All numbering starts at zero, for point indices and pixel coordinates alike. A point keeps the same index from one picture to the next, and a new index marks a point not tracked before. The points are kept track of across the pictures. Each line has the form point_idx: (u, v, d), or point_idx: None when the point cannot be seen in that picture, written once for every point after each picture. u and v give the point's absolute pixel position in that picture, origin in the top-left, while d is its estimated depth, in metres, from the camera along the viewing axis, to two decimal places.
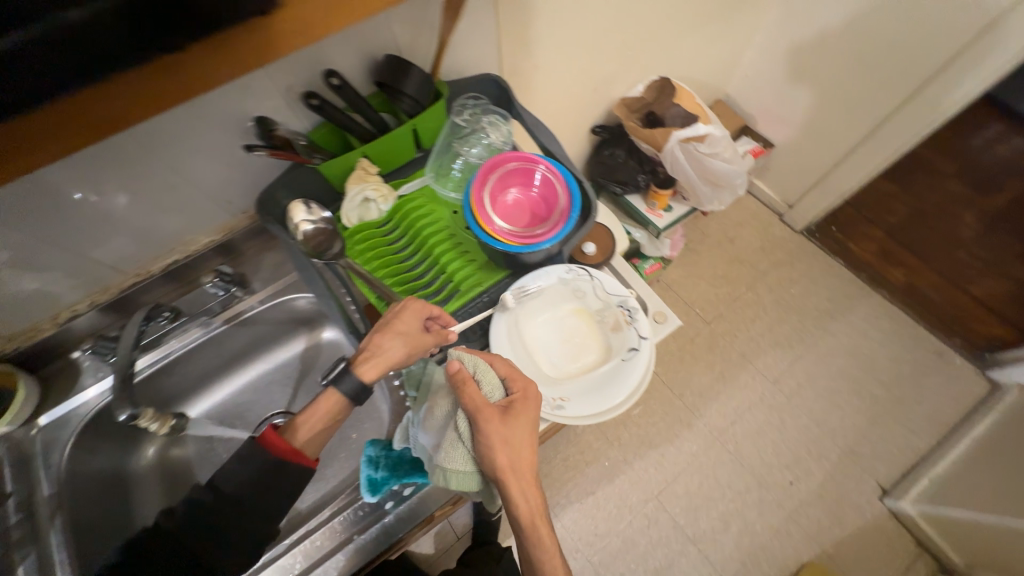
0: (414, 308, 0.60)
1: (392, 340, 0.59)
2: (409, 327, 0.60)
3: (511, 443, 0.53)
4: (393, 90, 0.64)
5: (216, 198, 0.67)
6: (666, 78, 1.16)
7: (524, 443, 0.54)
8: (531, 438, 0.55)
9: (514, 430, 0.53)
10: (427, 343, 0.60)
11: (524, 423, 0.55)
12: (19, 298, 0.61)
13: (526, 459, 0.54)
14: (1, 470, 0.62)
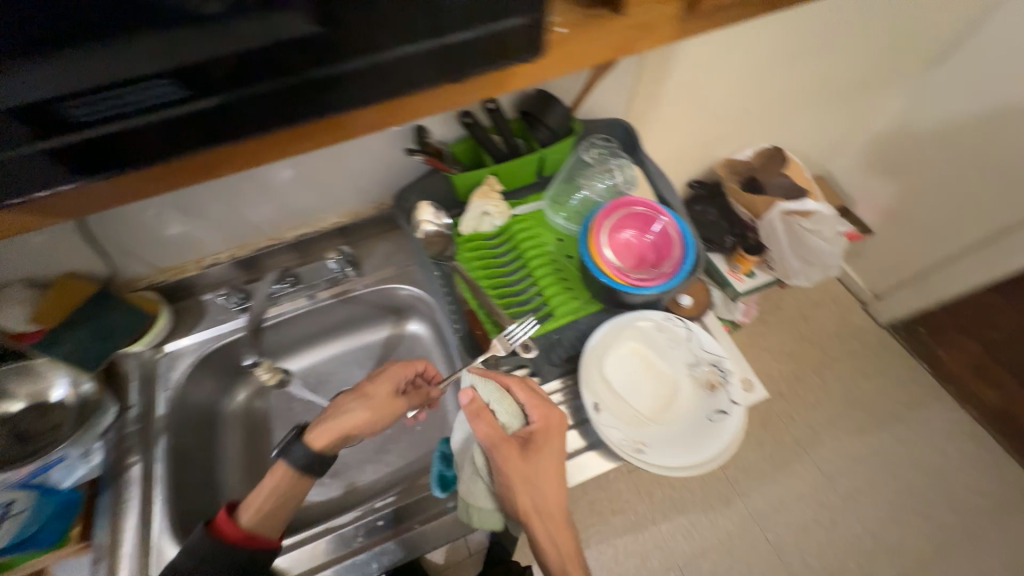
0: (384, 373, 0.67)
1: (359, 403, 0.64)
2: (375, 391, 0.65)
3: (531, 479, 0.55)
4: (534, 120, 0.71)
5: (355, 186, 0.76)
6: (777, 149, 1.16)
7: (546, 477, 0.56)
8: (554, 470, 0.57)
9: (535, 464, 0.55)
10: (393, 405, 0.66)
11: (545, 454, 0.56)
12: (184, 238, 0.72)
13: (550, 494, 0.56)
14: (130, 382, 0.70)
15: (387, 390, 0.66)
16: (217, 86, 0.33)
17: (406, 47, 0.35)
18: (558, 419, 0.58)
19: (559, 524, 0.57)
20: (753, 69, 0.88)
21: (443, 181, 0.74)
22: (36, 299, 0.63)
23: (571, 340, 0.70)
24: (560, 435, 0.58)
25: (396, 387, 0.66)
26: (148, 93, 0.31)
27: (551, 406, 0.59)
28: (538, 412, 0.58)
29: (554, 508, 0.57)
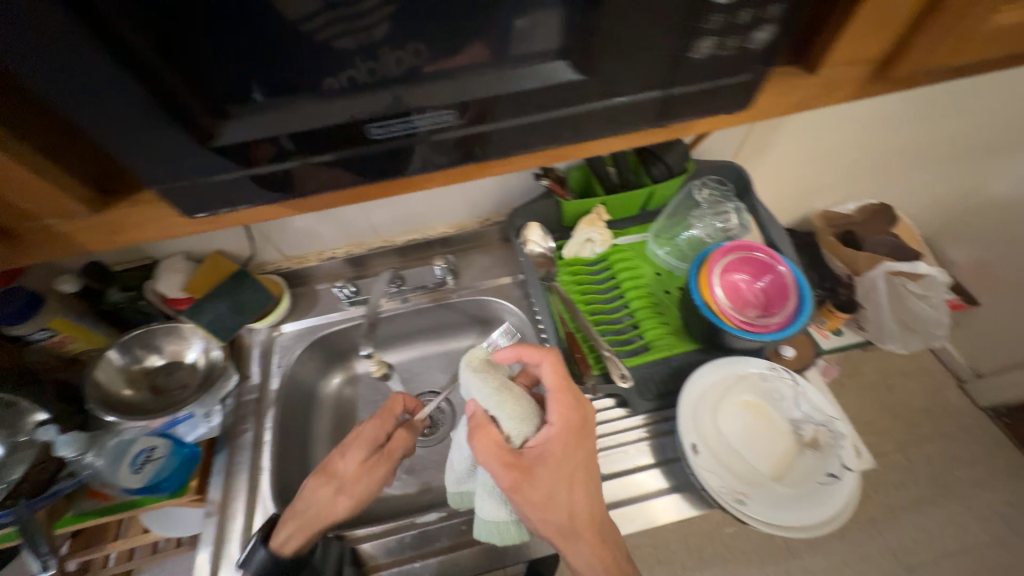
0: (349, 440, 0.63)
1: (329, 488, 0.60)
2: (344, 464, 0.61)
3: (549, 494, 0.51)
4: (652, 156, 0.73)
5: (468, 201, 0.81)
6: (885, 206, 1.10)
7: (566, 488, 0.52)
8: (575, 477, 0.53)
9: (551, 475, 0.51)
10: (371, 471, 0.61)
11: (563, 462, 0.52)
12: (312, 232, 0.79)
13: (574, 506, 0.52)
14: (253, 354, 0.78)
15: (358, 456, 0.62)
16: (490, 117, 0.35)
17: (630, 95, 0.35)
18: (578, 421, 0.54)
19: (594, 540, 0.53)
20: (869, 124, 0.87)
21: (553, 206, 0.77)
22: (192, 271, 0.73)
23: (666, 376, 0.69)
24: (582, 438, 0.54)
25: (368, 450, 0.62)
26: (435, 117, 0.34)
27: (570, 406, 0.54)
28: (556, 413, 0.54)
29: (581, 522, 0.53)
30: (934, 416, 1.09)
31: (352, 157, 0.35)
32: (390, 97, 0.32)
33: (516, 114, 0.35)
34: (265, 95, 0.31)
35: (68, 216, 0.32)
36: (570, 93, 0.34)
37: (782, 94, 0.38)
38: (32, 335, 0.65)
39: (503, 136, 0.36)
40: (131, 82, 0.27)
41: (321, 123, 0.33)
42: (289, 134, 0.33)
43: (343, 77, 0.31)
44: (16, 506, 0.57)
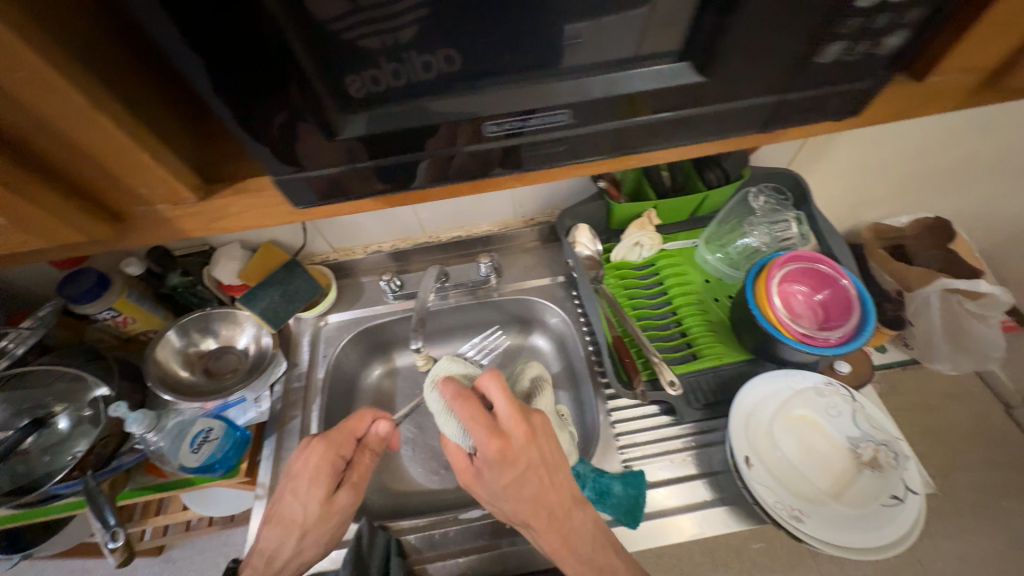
0: (301, 481, 0.60)
1: (294, 534, 0.58)
2: (306, 507, 0.59)
3: (494, 496, 0.54)
4: (709, 161, 0.72)
5: (515, 201, 0.81)
6: (942, 219, 1.03)
7: (506, 495, 0.53)
8: (515, 488, 0.53)
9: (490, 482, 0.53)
10: (335, 505, 0.60)
11: (495, 477, 0.52)
12: (361, 226, 0.80)
13: (519, 510, 0.54)
14: (301, 342, 0.80)
15: (318, 496, 0.59)
16: (603, 116, 0.34)
17: (729, 104, 0.34)
18: (497, 449, 0.50)
19: (549, 534, 0.54)
20: (949, 133, 0.81)
21: (603, 208, 0.76)
22: (247, 260, 0.75)
23: (717, 385, 0.67)
24: (507, 462, 0.51)
25: (329, 487, 0.60)
26: (549, 117, 0.33)
27: (484, 434, 0.51)
28: (479, 441, 0.51)
29: (532, 520, 0.54)
30: (979, 442, 1.05)
31: (464, 153, 0.35)
32: (513, 92, 0.31)
33: (632, 114, 0.34)
34: (389, 87, 0.30)
35: (174, 202, 0.33)
36: (685, 94, 0.33)
37: (884, 106, 0.38)
38: (99, 313, 0.67)
39: (616, 134, 0.35)
40: (268, 72, 0.27)
41: (440, 119, 0.32)
42: (408, 128, 0.32)
43: (368, 75, 0.29)
44: (85, 476, 0.60)
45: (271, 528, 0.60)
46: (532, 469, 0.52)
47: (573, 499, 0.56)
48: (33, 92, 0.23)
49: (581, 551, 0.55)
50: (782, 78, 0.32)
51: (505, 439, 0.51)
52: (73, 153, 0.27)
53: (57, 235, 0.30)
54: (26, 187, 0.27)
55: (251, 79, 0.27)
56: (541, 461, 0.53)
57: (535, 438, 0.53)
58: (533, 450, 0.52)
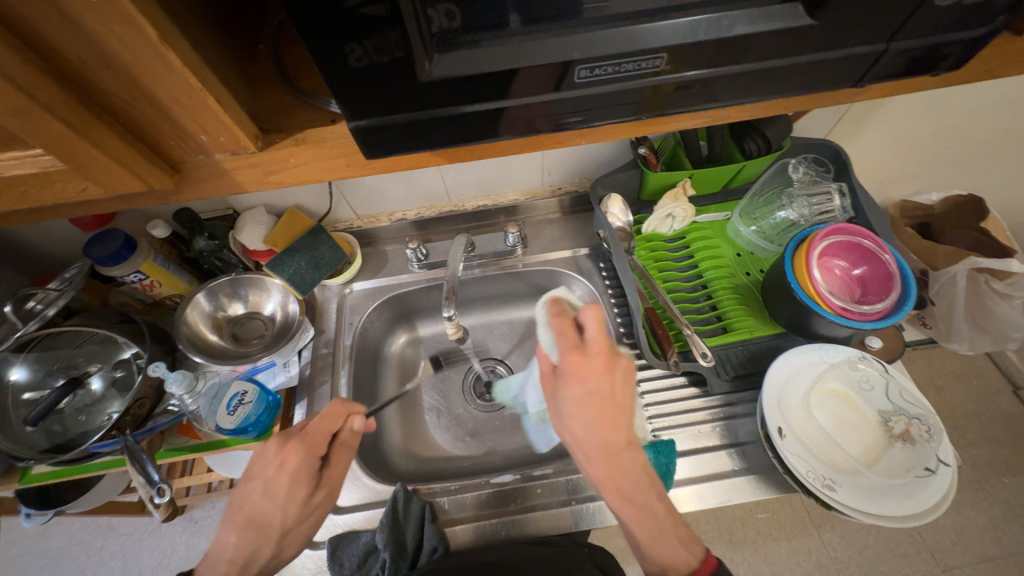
0: (277, 486, 0.55)
1: (271, 540, 0.54)
2: (285, 509, 0.55)
3: (557, 411, 0.49)
4: (750, 130, 0.67)
5: (545, 169, 0.79)
6: (974, 196, 1.01)
7: (569, 413, 0.47)
8: (576, 409, 0.46)
9: (559, 399, 0.48)
10: (316, 503, 0.58)
11: (563, 389, 0.47)
12: (386, 192, 0.78)
13: (574, 431, 0.47)
14: (328, 310, 0.80)
15: (301, 497, 0.56)
16: (697, 63, 0.32)
17: (813, 56, 0.32)
18: (573, 364, 0.47)
19: (596, 464, 0.46)
20: (1002, 103, 0.77)
21: (636, 178, 0.74)
22: (272, 224, 0.73)
23: (748, 358, 0.67)
24: (577, 379, 0.46)
25: (310, 489, 0.57)
26: (643, 61, 0.31)
27: (567, 348, 0.48)
28: (567, 349, 0.48)
29: (581, 445, 0.47)
30: (1001, 419, 1.03)
31: (540, 105, 0.33)
32: (612, 34, 0.30)
33: (727, 64, 0.32)
34: (463, 25, 0.29)
35: (231, 151, 0.32)
36: (785, 43, 0.31)
37: (981, 63, 0.37)
38: (127, 276, 0.66)
39: (707, 86, 0.33)
40: (359, 6, 0.25)
41: (530, 63, 0.30)
42: (491, 72, 0.30)
43: (443, 9, 0.28)
44: (124, 436, 0.61)
45: (239, 535, 0.53)
46: (599, 394, 0.46)
47: (629, 440, 0.47)
48: (107, 20, 0.23)
49: (624, 488, 0.46)
50: (895, 22, 0.30)
51: (584, 357, 0.47)
52: (139, 97, 0.27)
53: (118, 183, 0.30)
54: (92, 130, 0.27)
55: (343, 13, 0.25)
56: (610, 388, 0.46)
57: (615, 368, 0.47)
58: (607, 378, 0.46)
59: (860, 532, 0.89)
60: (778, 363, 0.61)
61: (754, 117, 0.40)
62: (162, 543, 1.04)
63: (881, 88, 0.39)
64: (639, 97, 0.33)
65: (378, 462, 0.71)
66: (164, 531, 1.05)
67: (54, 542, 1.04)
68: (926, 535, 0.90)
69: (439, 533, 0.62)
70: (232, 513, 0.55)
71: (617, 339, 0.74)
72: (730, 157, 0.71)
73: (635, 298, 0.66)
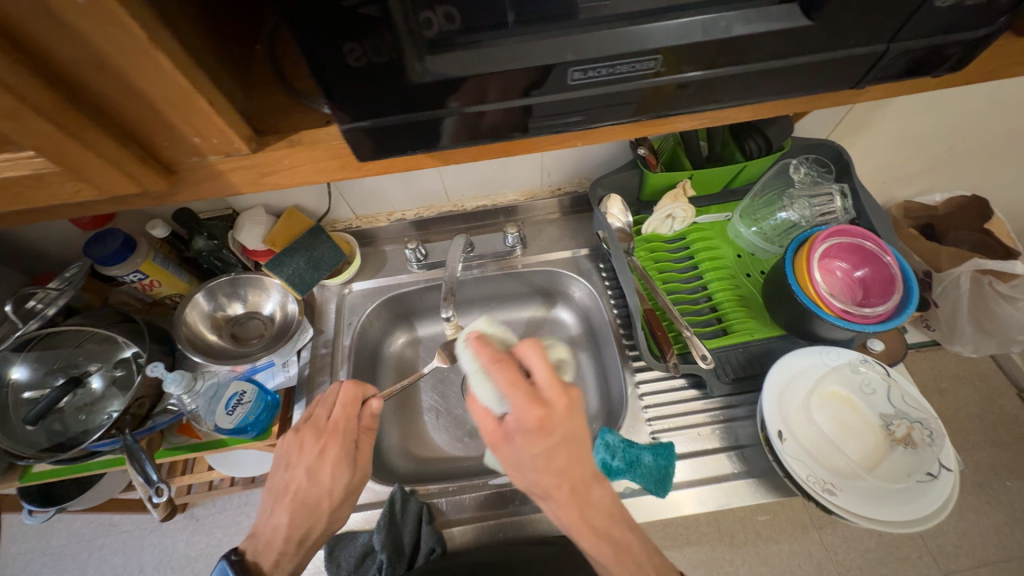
0: (320, 470, 0.56)
1: (321, 521, 0.56)
2: (329, 491, 0.56)
3: (517, 462, 0.48)
4: (751, 130, 0.66)
5: (544, 169, 0.78)
6: (978, 197, 1.00)
7: (531, 462, 0.47)
8: (544, 459, 0.47)
9: (518, 449, 0.47)
10: (355, 484, 0.59)
11: (525, 443, 0.46)
12: (385, 193, 0.78)
13: (540, 480, 0.48)
14: (327, 310, 0.80)
15: (341, 480, 0.57)
16: (695, 64, 0.31)
17: (812, 57, 0.32)
18: (536, 418, 0.45)
19: (564, 509, 0.49)
20: (1007, 103, 0.76)
21: (636, 178, 0.74)
22: (272, 224, 0.73)
23: (748, 360, 0.67)
24: (541, 432, 0.46)
25: (350, 471, 0.57)
26: (638, 64, 0.30)
27: (523, 400, 0.46)
28: (520, 403, 0.46)
29: (550, 493, 0.49)
30: (1005, 422, 1.02)
31: (536, 107, 0.33)
32: (608, 36, 0.30)
33: (725, 64, 0.32)
34: (463, 26, 0.29)
35: (224, 153, 0.32)
36: (783, 43, 0.31)
37: (982, 64, 0.37)
38: (126, 276, 0.67)
39: (705, 87, 0.33)
40: (351, 8, 0.25)
41: (525, 64, 0.30)
42: (485, 73, 0.30)
43: (442, 11, 0.28)
44: (123, 435, 0.61)
45: (288, 518, 0.55)
46: (564, 442, 0.47)
47: (595, 474, 0.50)
48: (98, 21, 0.23)
49: (598, 524, 0.50)
50: (896, 22, 0.30)
51: (546, 408, 0.46)
52: (132, 99, 0.27)
53: (111, 185, 0.30)
54: (85, 132, 0.27)
55: (336, 15, 0.25)
56: (573, 434, 0.48)
57: (574, 409, 0.48)
58: (570, 423, 0.47)
59: (862, 535, 0.88)
60: (775, 368, 0.61)
61: (753, 118, 0.40)
62: (163, 541, 1.04)
63: (882, 89, 0.39)
64: (636, 98, 0.33)
65: (376, 461, 0.71)
66: (165, 529, 1.05)
67: (56, 539, 1.05)
68: (928, 539, 0.89)
69: (437, 533, 0.62)
70: (279, 496, 0.57)
71: (616, 340, 0.74)
72: (730, 157, 0.71)
73: (634, 299, 0.66)
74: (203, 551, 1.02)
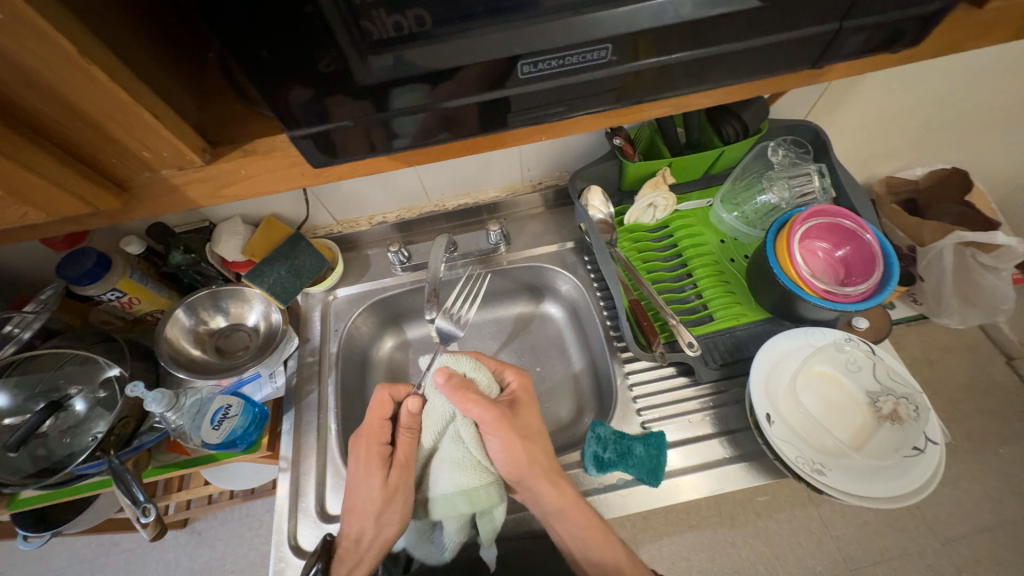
0: (359, 475, 0.60)
1: (371, 523, 0.58)
2: (379, 496, 0.59)
3: (525, 435, 0.62)
4: (727, 113, 0.65)
5: (524, 163, 0.78)
6: (958, 169, 1.00)
7: (537, 432, 0.64)
8: (535, 422, 0.65)
9: (524, 422, 0.63)
10: (394, 486, 0.60)
11: (523, 407, 0.65)
12: (363, 197, 0.77)
13: (546, 448, 0.63)
14: (313, 317, 0.79)
15: (377, 482, 0.59)
16: (649, 52, 0.31)
17: (768, 36, 0.31)
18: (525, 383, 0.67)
19: (561, 486, 0.60)
20: (982, 74, 0.76)
21: (616, 168, 0.73)
22: (249, 234, 0.72)
23: (734, 346, 0.67)
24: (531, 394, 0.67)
25: (383, 470, 0.60)
26: (588, 54, 0.30)
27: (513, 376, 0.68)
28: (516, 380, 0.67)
29: (554, 462, 0.62)
30: (995, 390, 1.03)
31: (490, 102, 0.32)
32: (557, 26, 0.29)
33: (680, 50, 0.31)
34: (434, 24, 0.27)
35: (178, 166, 0.32)
36: (736, 25, 0.30)
37: (941, 37, 0.37)
38: (103, 295, 0.65)
39: (663, 73, 0.33)
40: (290, 12, 0.24)
41: (474, 58, 0.29)
42: (434, 70, 0.29)
43: (411, 14, 0.26)
44: (108, 456, 0.60)
45: (350, 517, 0.59)
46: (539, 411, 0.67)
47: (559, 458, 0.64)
48: (20, 37, 0.22)
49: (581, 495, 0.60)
50: (845, 1, 0.30)
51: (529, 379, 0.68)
52: (70, 116, 0.27)
53: (59, 206, 0.30)
54: (25, 155, 0.27)
55: (274, 20, 0.24)
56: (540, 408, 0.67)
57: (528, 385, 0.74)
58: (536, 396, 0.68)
59: (858, 509, 0.89)
60: (760, 355, 0.61)
61: (718, 102, 0.39)
62: (167, 557, 1.04)
63: (848, 66, 0.38)
64: (593, 88, 0.33)
65: None
66: (167, 545, 1.04)
67: (58, 561, 1.04)
68: (924, 509, 0.90)
69: (432, 535, 0.63)
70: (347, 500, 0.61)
71: (604, 332, 0.74)
72: (708, 143, 0.70)
73: (619, 291, 0.65)
74: (207, 565, 1.01)
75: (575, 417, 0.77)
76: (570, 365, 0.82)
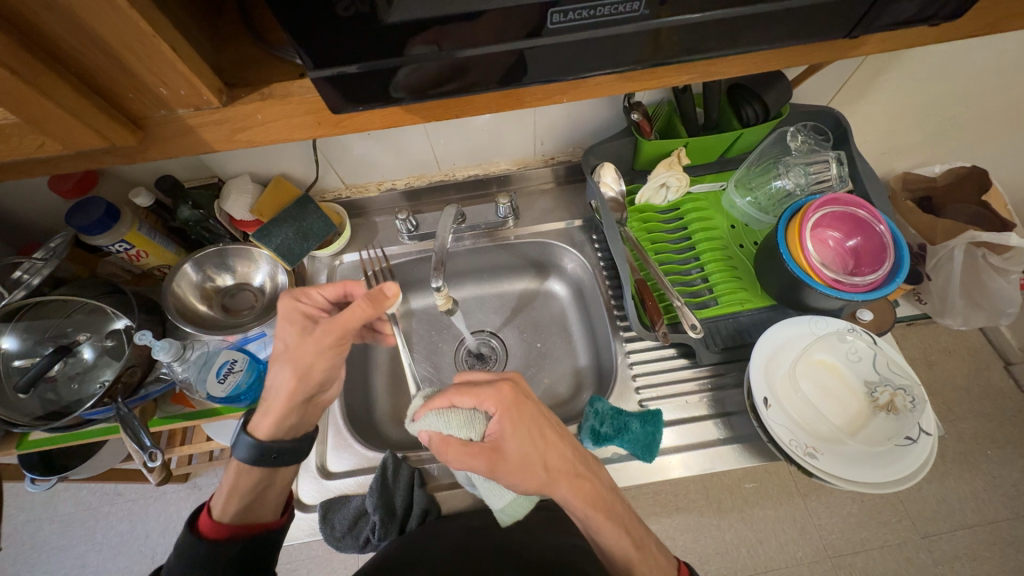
0: (284, 330, 0.55)
1: (281, 365, 0.54)
2: (297, 345, 0.54)
3: (523, 460, 0.48)
4: (749, 94, 0.64)
5: (537, 136, 0.76)
6: (978, 168, 0.98)
7: (534, 451, 0.49)
8: (537, 438, 0.50)
9: (518, 445, 0.48)
10: (318, 343, 0.53)
11: (507, 431, 0.48)
12: (372, 162, 0.76)
13: (548, 464, 0.50)
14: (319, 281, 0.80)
15: (293, 334, 0.55)
16: (682, 8, 0.30)
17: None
18: (510, 391, 0.49)
19: (580, 490, 0.50)
20: (1014, 69, 0.73)
21: (631, 145, 0.72)
22: (258, 193, 0.72)
23: (736, 331, 0.67)
24: (517, 407, 0.49)
25: (307, 329, 0.55)
26: (619, 5, 0.29)
27: (490, 391, 0.49)
28: (490, 398, 0.48)
29: (559, 475, 0.50)
30: (990, 394, 1.04)
31: (516, 52, 0.31)
32: None
33: (713, 7, 0.30)
34: None
35: (194, 106, 0.32)
36: None
37: (977, 15, 0.36)
38: (112, 246, 0.65)
39: (694, 32, 0.32)
40: None
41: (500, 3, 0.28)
42: (457, 12, 0.28)
43: None
44: (115, 403, 0.62)
45: (275, 368, 0.55)
46: (540, 422, 0.51)
47: (576, 470, 0.52)
48: None
49: (602, 505, 0.51)
50: None
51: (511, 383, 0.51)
52: (89, 44, 0.27)
53: (78, 138, 0.30)
54: (43, 81, 0.27)
55: None
56: (543, 416, 0.51)
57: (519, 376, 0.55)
58: (532, 403, 0.51)
59: (845, 501, 0.91)
60: (759, 343, 0.62)
61: (741, 73, 0.39)
62: (167, 509, 1.06)
63: (879, 40, 0.37)
64: (619, 44, 0.32)
65: (369, 430, 0.72)
66: (168, 498, 1.07)
67: (62, 507, 1.07)
68: (909, 504, 0.92)
69: (428, 496, 0.63)
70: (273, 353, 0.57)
71: (607, 311, 0.74)
72: (726, 124, 0.69)
73: (626, 270, 0.65)
74: None
75: (572, 392, 0.78)
76: (571, 342, 0.83)
